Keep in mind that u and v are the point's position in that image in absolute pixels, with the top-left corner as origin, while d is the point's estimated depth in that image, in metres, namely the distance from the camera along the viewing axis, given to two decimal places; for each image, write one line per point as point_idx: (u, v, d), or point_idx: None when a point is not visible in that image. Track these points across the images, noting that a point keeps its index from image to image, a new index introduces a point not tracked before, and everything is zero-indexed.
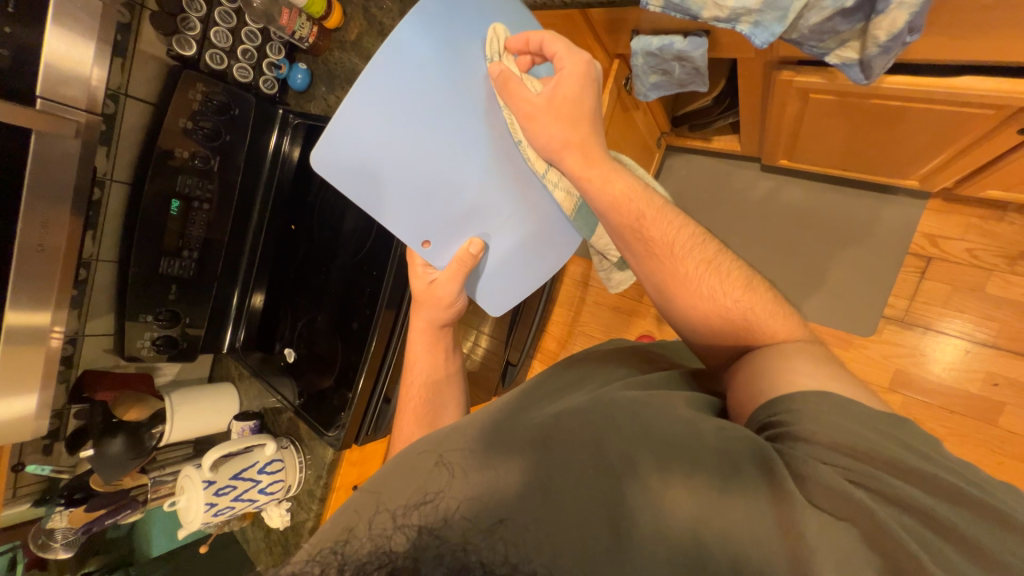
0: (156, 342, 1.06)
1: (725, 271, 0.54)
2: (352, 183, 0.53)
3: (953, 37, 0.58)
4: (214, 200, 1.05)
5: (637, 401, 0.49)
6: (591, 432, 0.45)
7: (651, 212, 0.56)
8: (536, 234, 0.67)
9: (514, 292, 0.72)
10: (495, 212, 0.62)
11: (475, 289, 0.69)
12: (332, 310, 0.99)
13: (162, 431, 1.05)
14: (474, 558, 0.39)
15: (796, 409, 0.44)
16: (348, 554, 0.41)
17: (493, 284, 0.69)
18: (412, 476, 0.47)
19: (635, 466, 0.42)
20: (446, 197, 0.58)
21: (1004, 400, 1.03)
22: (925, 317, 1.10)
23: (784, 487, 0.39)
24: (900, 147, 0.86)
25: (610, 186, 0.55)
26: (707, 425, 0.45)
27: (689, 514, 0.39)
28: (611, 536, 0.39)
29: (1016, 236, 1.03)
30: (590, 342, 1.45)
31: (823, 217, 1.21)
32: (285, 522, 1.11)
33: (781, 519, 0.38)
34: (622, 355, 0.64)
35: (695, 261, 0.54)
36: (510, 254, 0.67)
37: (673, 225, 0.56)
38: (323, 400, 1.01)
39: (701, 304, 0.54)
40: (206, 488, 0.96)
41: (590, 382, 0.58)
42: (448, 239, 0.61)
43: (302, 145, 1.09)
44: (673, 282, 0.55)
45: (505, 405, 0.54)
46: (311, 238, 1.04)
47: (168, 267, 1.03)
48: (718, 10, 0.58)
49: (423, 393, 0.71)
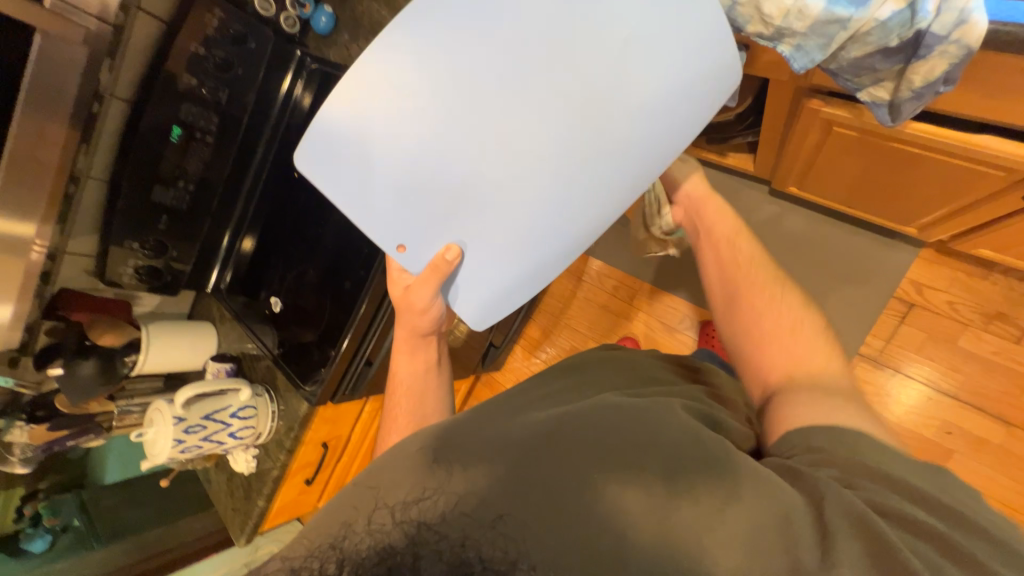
0: (139, 271, 1.03)
1: (812, 347, 0.58)
2: (325, 166, 0.48)
3: (985, 96, 0.59)
4: (216, 134, 1.01)
5: (643, 407, 0.51)
6: (591, 436, 0.46)
7: (760, 286, 0.63)
8: (530, 260, 0.54)
9: (506, 307, 0.59)
10: (488, 222, 0.50)
11: (456, 296, 0.58)
12: (323, 265, 0.98)
13: (135, 360, 1.03)
14: (474, 555, 0.40)
15: (837, 436, 0.47)
16: (349, 550, 0.42)
17: (475, 291, 0.56)
18: (411, 473, 0.47)
19: (641, 470, 0.43)
20: (428, 193, 0.49)
21: (953, 448, 1.09)
22: (897, 360, 1.15)
23: (783, 495, 0.41)
24: (907, 194, 0.88)
25: (733, 235, 0.67)
26: (712, 437, 0.47)
27: (688, 519, 0.40)
28: (613, 536, 0.40)
29: (996, 296, 1.07)
30: (574, 337, 1.47)
31: (821, 249, 1.22)
32: (251, 467, 1.12)
33: (784, 529, 0.39)
34: (621, 368, 0.63)
35: (785, 326, 0.60)
36: (488, 268, 0.54)
37: (781, 305, 0.61)
38: (303, 353, 1.01)
39: (782, 356, 0.58)
40: (176, 424, 0.95)
41: (575, 393, 0.59)
42: (424, 240, 0.52)
43: (315, 93, 1.05)
44: (764, 348, 0.60)
45: (502, 403, 0.56)
46: (312, 189, 1.02)
47: (161, 196, 0.99)
48: (763, 26, 0.56)
49: (403, 390, 0.74)
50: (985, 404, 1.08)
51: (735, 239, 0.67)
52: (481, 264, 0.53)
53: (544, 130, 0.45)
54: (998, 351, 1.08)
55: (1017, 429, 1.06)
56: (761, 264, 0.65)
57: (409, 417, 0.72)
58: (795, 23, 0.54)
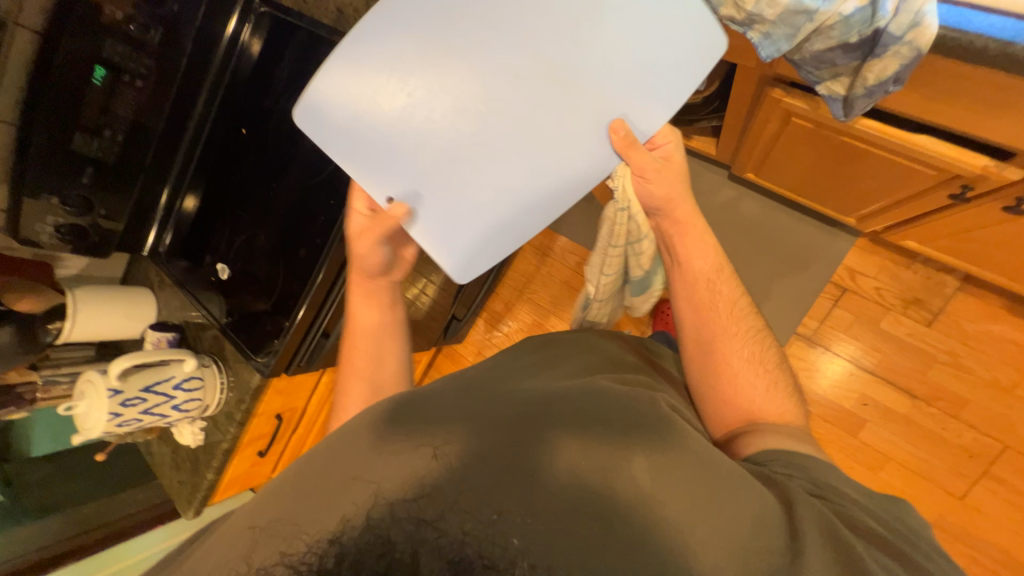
0: (60, 229, 0.92)
1: (765, 385, 0.64)
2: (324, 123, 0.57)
3: (928, 99, 0.62)
4: (149, 78, 0.89)
5: (631, 395, 0.54)
6: (584, 425, 0.48)
7: (725, 321, 0.68)
8: (509, 212, 0.54)
9: (488, 257, 0.56)
10: (463, 167, 0.54)
11: (435, 247, 0.55)
12: (276, 230, 0.92)
13: (59, 327, 0.94)
14: (473, 551, 0.40)
15: (809, 466, 0.54)
16: (348, 545, 0.41)
17: (455, 240, 0.55)
18: (405, 462, 0.46)
19: (635, 463, 0.46)
20: (409, 140, 0.54)
21: (867, 417, 1.23)
22: (827, 339, 1.26)
23: (762, 496, 0.46)
24: (854, 189, 0.94)
25: (703, 255, 0.69)
26: (697, 437, 0.50)
27: (675, 512, 0.43)
28: (600, 526, 0.42)
29: (916, 284, 1.19)
30: (536, 311, 1.48)
31: (772, 235, 1.29)
32: (197, 441, 1.08)
33: (761, 529, 0.43)
34: (598, 359, 0.66)
35: (740, 363, 0.65)
36: (466, 226, 0.55)
37: (741, 342, 0.66)
38: (255, 323, 0.97)
39: (734, 390, 0.64)
40: (112, 397, 0.90)
41: (550, 370, 0.63)
42: (407, 186, 0.55)
43: (264, 40, 0.95)
44: (720, 379, 0.66)
45: (491, 383, 0.57)
46: (263, 147, 0.95)
47: (84, 145, 0.87)
48: (736, 11, 0.57)
49: (365, 335, 0.74)
50: (897, 379, 1.21)
51: (709, 269, 0.69)
52: (461, 208, 0.54)
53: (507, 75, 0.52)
54: (912, 332, 1.20)
55: (920, 402, 1.19)
56: (733, 297, 0.69)
57: (367, 363, 0.74)
58: (766, 10, 0.55)
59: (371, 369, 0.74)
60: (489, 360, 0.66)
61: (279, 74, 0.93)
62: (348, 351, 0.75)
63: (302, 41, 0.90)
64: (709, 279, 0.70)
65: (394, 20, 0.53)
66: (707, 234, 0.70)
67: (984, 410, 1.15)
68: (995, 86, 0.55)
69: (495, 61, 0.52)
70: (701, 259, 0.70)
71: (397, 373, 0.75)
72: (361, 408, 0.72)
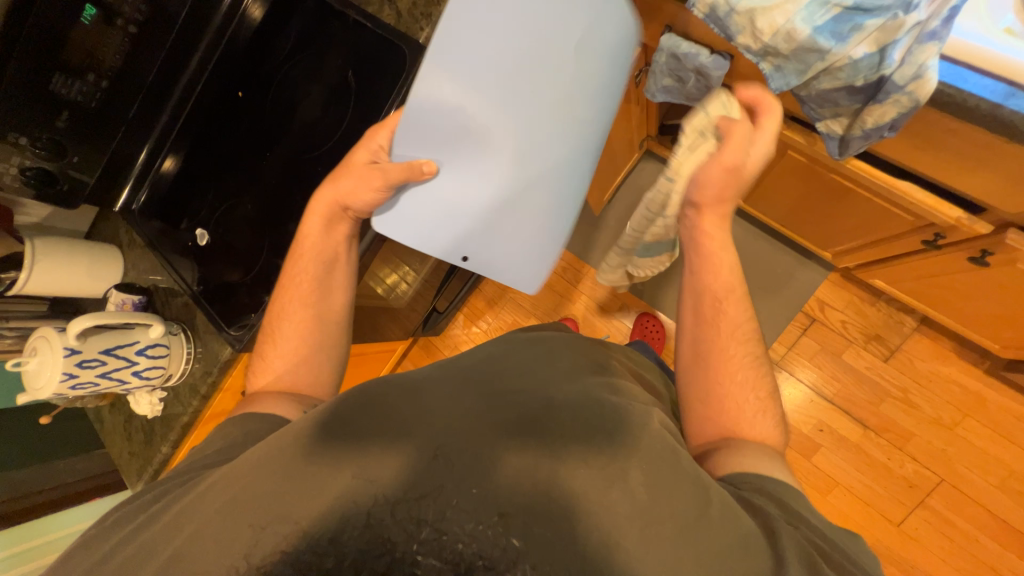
0: (26, 172, 0.83)
1: (758, 409, 0.62)
2: (397, 208, 0.66)
3: (913, 147, 0.67)
4: (141, 23, 0.82)
5: (621, 403, 0.53)
6: (583, 435, 0.48)
7: (730, 340, 0.65)
8: (553, 245, 0.70)
9: (546, 268, 0.72)
10: (521, 214, 0.66)
11: (508, 280, 0.71)
12: (262, 201, 0.89)
13: (13, 279, 0.88)
14: (473, 553, 0.40)
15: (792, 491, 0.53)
16: (348, 543, 0.40)
17: (524, 273, 0.71)
18: (398, 454, 0.45)
19: (627, 480, 0.45)
20: (471, 209, 0.65)
21: (822, 443, 1.29)
22: (793, 364, 1.31)
23: (743, 523, 0.44)
24: (837, 226, 0.99)
25: (715, 262, 0.68)
26: (688, 459, 0.48)
27: (668, 527, 0.43)
28: (598, 536, 0.42)
29: (876, 320, 1.27)
30: (517, 311, 1.49)
31: (754, 259, 1.33)
32: (155, 411, 1.02)
33: (745, 550, 0.42)
34: (589, 363, 0.64)
35: (738, 383, 0.63)
36: (531, 267, 0.71)
37: (745, 362, 0.64)
38: (230, 294, 0.92)
39: (725, 406, 0.62)
40: (68, 356, 0.84)
41: (547, 365, 0.62)
42: (478, 252, 0.67)
43: (267, 5, 0.92)
44: (711, 394, 0.63)
45: (501, 385, 0.56)
46: (257, 113, 0.91)
47: (64, 88, 0.79)
48: (752, 40, 0.59)
49: (314, 257, 0.72)
50: (852, 409, 1.28)
51: (726, 286, 0.67)
52: (525, 251, 0.69)
53: (535, 120, 0.60)
54: (870, 366, 1.27)
55: (871, 432, 1.26)
56: (744, 318, 0.66)
57: (304, 300, 0.72)
58: (782, 44, 0.57)
59: (313, 294, 0.72)
60: (481, 350, 0.65)
61: (283, 44, 0.90)
62: (293, 273, 0.72)
63: (313, 12, 0.88)
64: (724, 296, 0.67)
65: (425, 103, 0.56)
66: (729, 250, 0.68)
67: (927, 445, 1.23)
68: (977, 143, 0.59)
69: (518, 119, 0.59)
70: (717, 274, 0.68)
71: (343, 305, 0.75)
72: (295, 337, 0.71)
